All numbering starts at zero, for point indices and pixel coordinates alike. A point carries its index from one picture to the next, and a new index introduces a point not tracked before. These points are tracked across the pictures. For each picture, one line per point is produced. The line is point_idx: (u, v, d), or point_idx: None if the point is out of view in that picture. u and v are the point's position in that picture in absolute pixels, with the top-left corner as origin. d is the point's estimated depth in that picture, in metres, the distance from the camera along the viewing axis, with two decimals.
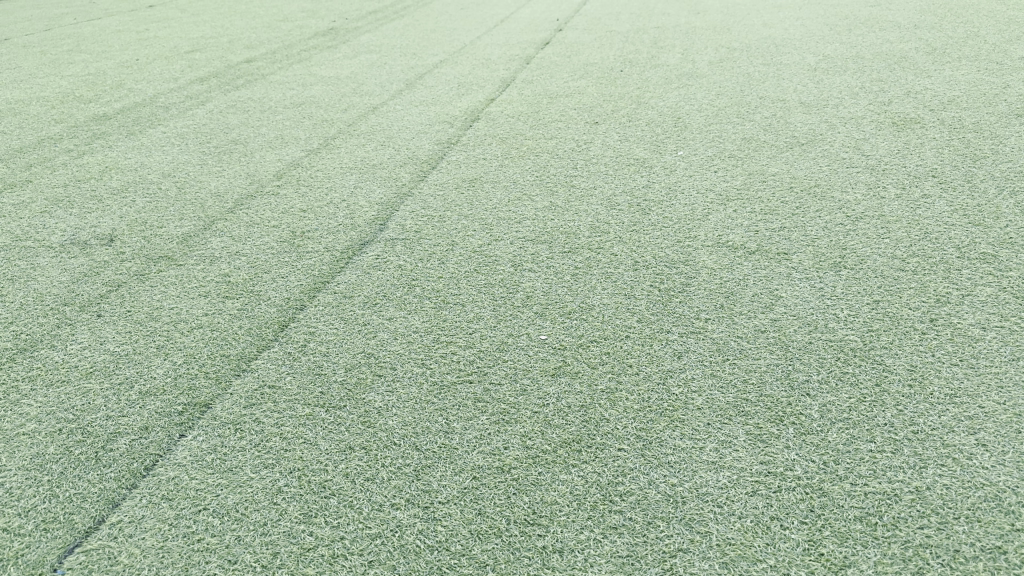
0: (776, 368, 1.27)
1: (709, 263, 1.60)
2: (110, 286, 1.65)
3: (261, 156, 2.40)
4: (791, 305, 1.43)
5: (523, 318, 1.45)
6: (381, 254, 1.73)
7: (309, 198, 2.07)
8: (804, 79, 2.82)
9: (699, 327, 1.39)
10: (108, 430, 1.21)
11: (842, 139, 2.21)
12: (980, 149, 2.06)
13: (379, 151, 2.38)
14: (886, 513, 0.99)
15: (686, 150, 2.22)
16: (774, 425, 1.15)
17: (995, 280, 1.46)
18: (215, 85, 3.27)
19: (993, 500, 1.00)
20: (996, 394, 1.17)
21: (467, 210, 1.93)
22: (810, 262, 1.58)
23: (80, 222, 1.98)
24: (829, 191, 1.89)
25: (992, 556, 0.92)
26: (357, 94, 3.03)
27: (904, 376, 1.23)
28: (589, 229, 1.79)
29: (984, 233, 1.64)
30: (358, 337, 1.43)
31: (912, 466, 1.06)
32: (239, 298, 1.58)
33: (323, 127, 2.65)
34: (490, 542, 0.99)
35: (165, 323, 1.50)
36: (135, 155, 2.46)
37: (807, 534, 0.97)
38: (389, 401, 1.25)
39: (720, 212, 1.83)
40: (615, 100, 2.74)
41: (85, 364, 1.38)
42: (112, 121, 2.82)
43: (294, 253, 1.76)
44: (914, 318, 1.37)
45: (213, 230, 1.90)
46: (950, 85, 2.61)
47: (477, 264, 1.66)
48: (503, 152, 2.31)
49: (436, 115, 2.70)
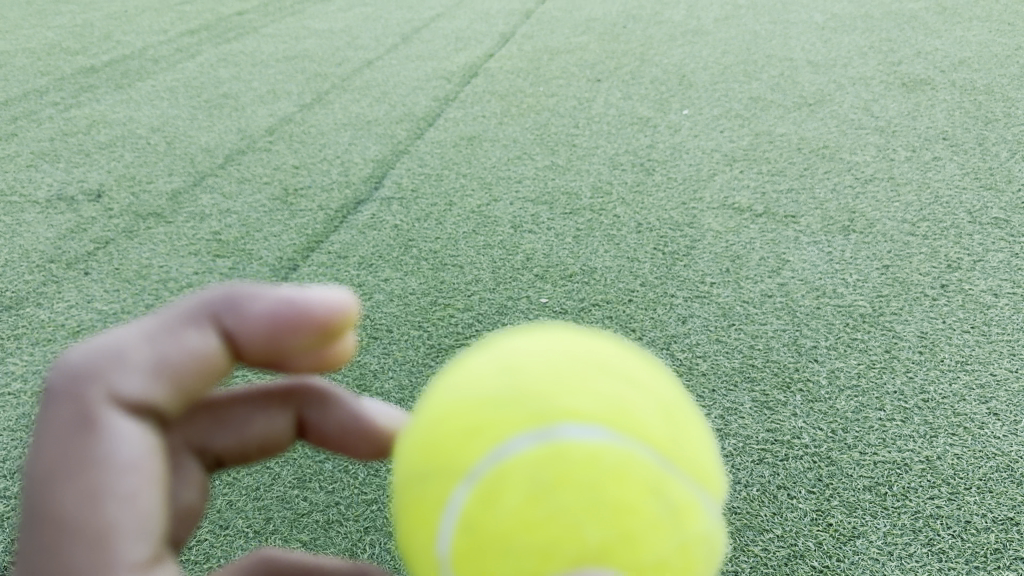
0: (783, 334, 1.23)
1: (714, 226, 1.56)
2: (99, 243, 1.60)
3: (252, 111, 2.33)
4: (799, 270, 1.40)
5: (524, 280, 1.41)
6: (377, 212, 1.68)
7: (302, 154, 2.01)
8: (811, 38, 2.74)
9: (703, 292, 1.35)
10: None
11: (851, 100, 2.15)
12: (991, 112, 2.01)
13: (374, 107, 2.31)
14: (896, 483, 0.97)
15: (692, 109, 2.16)
16: (780, 392, 1.12)
17: (1007, 245, 1.43)
18: (206, 38, 3.17)
19: (1005, 470, 0.98)
20: (1009, 362, 1.15)
21: (465, 168, 1.88)
22: (818, 225, 1.54)
23: (67, 177, 1.92)
24: (836, 153, 1.84)
25: (1004, 527, 0.91)
26: (352, 48, 2.95)
27: (914, 343, 1.19)
28: (591, 190, 1.74)
29: (996, 197, 1.60)
30: (353, 298, 1.38)
31: (922, 435, 1.03)
32: (231, 257, 1.53)
33: (317, 82, 2.58)
34: None
35: (154, 281, 1.46)
36: (123, 109, 2.39)
37: (815, 504, 0.94)
38: (386, 364, 1.22)
39: (725, 172, 1.78)
40: (618, 57, 2.66)
41: (72, 323, 1.35)
42: (100, 74, 2.73)
43: (287, 210, 1.71)
44: (925, 283, 1.34)
45: (204, 186, 1.84)
46: (960, 46, 2.54)
47: (476, 225, 1.62)
48: (502, 109, 2.24)
49: (434, 70, 2.63)
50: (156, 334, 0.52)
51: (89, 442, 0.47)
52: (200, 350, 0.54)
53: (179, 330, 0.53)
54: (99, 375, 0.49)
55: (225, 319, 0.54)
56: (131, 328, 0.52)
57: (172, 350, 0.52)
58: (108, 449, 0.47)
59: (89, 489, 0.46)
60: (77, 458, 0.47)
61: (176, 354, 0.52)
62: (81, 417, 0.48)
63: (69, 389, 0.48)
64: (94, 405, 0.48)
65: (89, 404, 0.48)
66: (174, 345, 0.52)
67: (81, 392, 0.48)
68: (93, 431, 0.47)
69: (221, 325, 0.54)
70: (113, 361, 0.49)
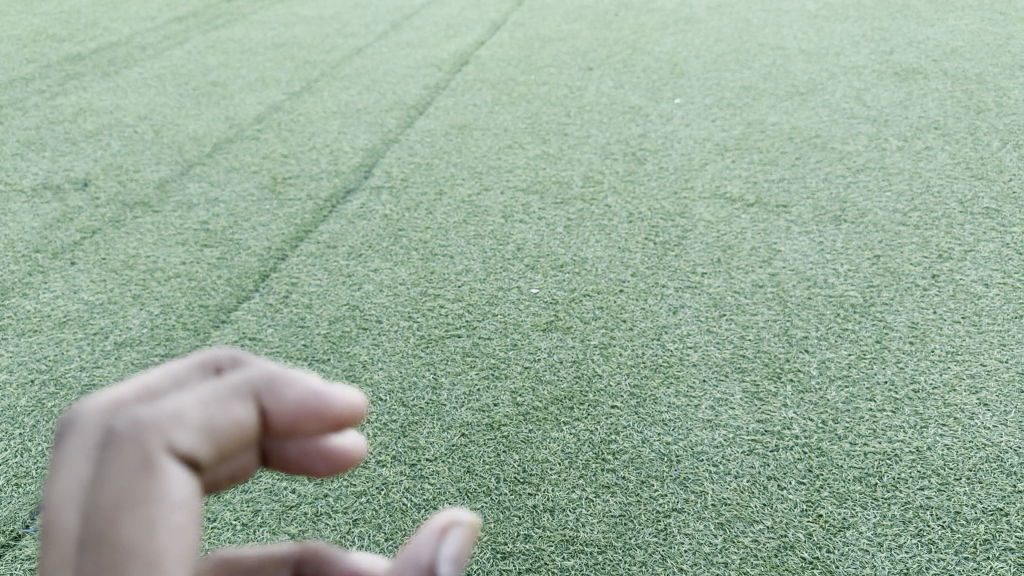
0: (774, 325, 1.23)
1: (706, 216, 1.55)
2: (85, 233, 1.58)
3: (241, 99, 2.31)
4: (790, 260, 1.39)
5: (514, 271, 1.41)
6: (366, 202, 1.67)
7: (290, 142, 1.99)
8: (804, 27, 2.74)
9: (694, 282, 1.35)
10: (81, 382, 1.17)
11: (843, 89, 2.15)
12: (983, 101, 2.01)
13: (364, 95, 2.29)
14: (886, 473, 0.96)
15: (684, 98, 2.14)
16: (770, 382, 1.12)
17: (998, 235, 1.43)
18: (194, 25, 3.14)
19: (994, 461, 0.98)
20: (999, 352, 1.15)
21: (455, 157, 1.86)
22: (809, 215, 1.53)
23: (53, 165, 1.90)
24: (828, 142, 1.83)
25: (994, 518, 0.91)
26: (342, 35, 2.92)
27: (905, 333, 1.19)
28: (582, 179, 1.73)
29: (987, 186, 1.60)
30: (342, 289, 1.37)
31: (913, 426, 1.03)
32: (219, 246, 1.52)
33: (307, 69, 2.55)
34: (479, 501, 0.96)
35: (141, 270, 1.45)
36: (110, 97, 2.36)
37: (805, 495, 0.94)
38: (375, 355, 1.21)
39: (717, 162, 1.77)
40: (610, 45, 2.65)
41: (57, 313, 1.33)
42: (87, 61, 2.70)
43: (276, 199, 1.69)
44: (916, 273, 1.33)
45: (192, 175, 1.83)
46: (952, 34, 2.54)
47: (467, 215, 1.61)
48: (493, 98, 2.22)
49: (424, 58, 2.60)
50: (207, 385, 0.35)
51: (126, 500, 0.31)
52: (253, 418, 0.35)
53: (233, 386, 0.35)
54: (133, 420, 0.32)
55: (288, 376, 0.36)
56: (175, 370, 0.35)
57: (225, 407, 0.35)
58: (149, 507, 0.31)
59: (129, 554, 0.30)
60: (106, 515, 0.31)
61: (227, 415, 0.35)
62: (113, 468, 0.32)
63: (101, 434, 0.33)
64: (127, 456, 0.32)
65: (118, 453, 0.32)
66: (226, 399, 0.35)
67: (117, 439, 0.32)
68: (126, 487, 0.31)
69: (283, 390, 0.36)
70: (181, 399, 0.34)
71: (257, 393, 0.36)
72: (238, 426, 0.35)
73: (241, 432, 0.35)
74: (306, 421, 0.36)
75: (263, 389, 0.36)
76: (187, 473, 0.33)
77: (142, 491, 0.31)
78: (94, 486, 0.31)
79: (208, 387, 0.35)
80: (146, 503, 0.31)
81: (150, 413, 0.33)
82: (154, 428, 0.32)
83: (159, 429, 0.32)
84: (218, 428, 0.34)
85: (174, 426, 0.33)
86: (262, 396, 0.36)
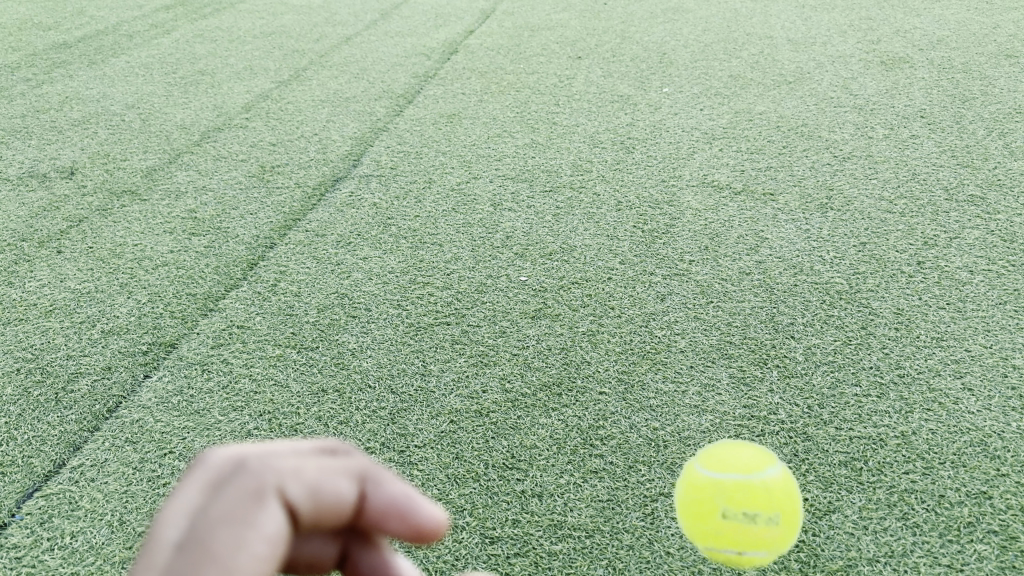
0: (761, 312, 1.24)
1: (694, 204, 1.55)
2: (72, 222, 1.57)
3: (229, 87, 2.30)
4: (777, 247, 1.40)
5: (503, 259, 1.41)
6: (355, 190, 1.67)
7: (279, 131, 1.98)
8: (792, 16, 2.74)
9: (682, 269, 1.35)
10: (68, 370, 1.17)
11: (831, 78, 2.15)
12: (969, 90, 2.02)
13: (353, 84, 2.28)
14: (871, 458, 0.97)
15: (672, 87, 2.15)
16: (757, 368, 1.12)
17: (983, 222, 1.44)
18: (181, 13, 3.12)
19: (979, 445, 0.99)
20: (983, 338, 1.16)
21: (444, 146, 1.86)
22: (796, 203, 1.54)
23: (39, 154, 1.89)
24: (815, 131, 1.84)
25: (978, 500, 0.92)
26: (330, 24, 2.91)
27: (890, 319, 1.20)
28: (571, 167, 1.73)
29: (972, 174, 1.61)
30: (330, 277, 1.37)
31: (897, 411, 1.04)
32: (206, 235, 1.51)
33: (295, 58, 2.54)
34: (468, 486, 0.96)
35: (129, 259, 1.44)
36: (97, 85, 2.35)
37: (791, 480, 0.95)
38: (364, 343, 1.21)
39: (705, 150, 1.78)
40: (599, 34, 2.65)
41: (44, 302, 1.33)
42: (73, 50, 2.68)
43: (264, 188, 1.69)
44: (901, 260, 1.34)
45: (179, 163, 1.82)
46: (939, 24, 2.55)
47: (455, 203, 1.61)
48: (482, 87, 2.22)
49: (413, 46, 2.60)
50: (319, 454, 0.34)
51: (239, 520, 0.29)
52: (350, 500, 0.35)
53: (342, 464, 0.35)
54: (262, 452, 0.32)
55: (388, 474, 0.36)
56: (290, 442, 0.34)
57: (325, 480, 0.34)
58: (254, 534, 0.29)
59: (228, 570, 0.27)
60: (219, 525, 0.28)
61: (329, 489, 0.34)
62: (233, 485, 0.30)
63: (226, 459, 0.30)
64: (248, 481, 0.30)
65: (241, 475, 0.30)
66: (330, 473, 0.34)
67: (241, 464, 0.30)
68: (239, 510, 0.29)
69: (384, 482, 0.36)
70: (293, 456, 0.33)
71: (355, 479, 0.35)
72: (330, 503, 0.34)
73: (331, 513, 0.34)
74: (389, 521, 0.35)
75: (361, 476, 0.35)
76: (285, 524, 0.31)
77: (254, 518, 0.30)
78: (214, 494, 0.29)
79: (318, 456, 0.34)
80: (254, 530, 0.29)
81: (272, 455, 0.32)
82: (276, 467, 0.32)
83: (276, 472, 0.32)
84: (316, 497, 0.33)
85: (290, 475, 0.32)
86: (357, 482, 0.35)
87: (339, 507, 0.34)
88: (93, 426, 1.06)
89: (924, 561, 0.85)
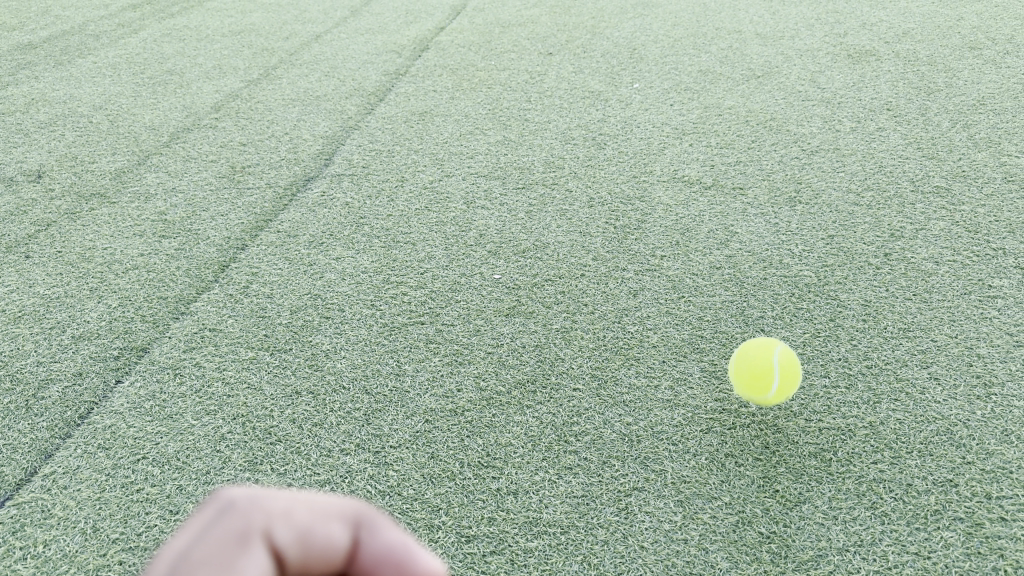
0: (731, 305, 1.25)
1: (665, 199, 1.57)
2: (40, 226, 1.55)
3: (198, 87, 2.27)
4: (747, 241, 1.42)
5: (476, 257, 1.41)
6: (327, 190, 1.66)
7: (249, 131, 1.97)
8: (760, 10, 2.76)
9: (654, 264, 1.37)
10: (38, 377, 1.15)
11: (798, 72, 2.18)
12: (934, 82, 2.05)
13: (323, 82, 2.27)
14: (840, 448, 0.99)
15: (643, 82, 2.16)
16: (728, 362, 1.14)
17: (947, 214, 1.47)
18: (148, 12, 3.08)
19: (945, 434, 1.01)
20: (949, 328, 1.18)
21: (416, 144, 1.86)
22: (765, 197, 1.56)
23: (5, 158, 1.86)
24: (784, 125, 1.86)
25: (944, 488, 0.94)
26: (299, 22, 2.89)
27: (858, 311, 1.22)
28: (543, 164, 1.74)
29: (937, 166, 1.64)
30: (303, 278, 1.37)
31: (866, 402, 1.06)
32: (177, 237, 1.50)
33: (264, 56, 2.52)
34: (443, 485, 0.97)
35: (99, 263, 1.43)
36: (63, 86, 2.31)
37: (762, 471, 0.97)
38: (337, 343, 1.21)
39: (675, 146, 1.79)
40: (570, 30, 2.65)
41: (12, 308, 1.31)
42: (38, 50, 2.64)
43: (235, 189, 1.67)
44: (869, 253, 1.37)
45: (149, 165, 1.80)
46: (904, 17, 2.58)
47: (428, 201, 1.61)
48: (454, 84, 2.22)
49: (384, 44, 2.59)
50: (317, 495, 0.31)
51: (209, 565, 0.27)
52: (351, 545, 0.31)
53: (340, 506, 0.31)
54: (250, 496, 0.30)
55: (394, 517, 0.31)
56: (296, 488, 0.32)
57: (323, 523, 0.31)
58: None
59: None
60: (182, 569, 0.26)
61: (323, 533, 0.30)
62: (212, 528, 0.28)
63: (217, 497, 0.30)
64: (227, 523, 0.29)
65: (221, 517, 0.29)
66: (326, 516, 0.31)
67: (225, 508, 0.29)
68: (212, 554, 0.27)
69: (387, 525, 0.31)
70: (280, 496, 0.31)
71: (358, 521, 0.31)
72: (322, 551, 0.30)
73: (329, 561, 0.30)
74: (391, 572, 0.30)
75: (362, 519, 0.31)
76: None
77: (231, 563, 0.28)
78: (192, 536, 0.27)
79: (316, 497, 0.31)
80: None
81: (263, 500, 0.30)
82: (262, 509, 0.30)
83: (262, 514, 0.30)
84: (309, 544, 0.30)
85: (277, 518, 0.30)
86: (361, 525, 0.31)
87: (336, 553, 0.30)
88: (65, 433, 1.05)
89: (891, 549, 0.87)
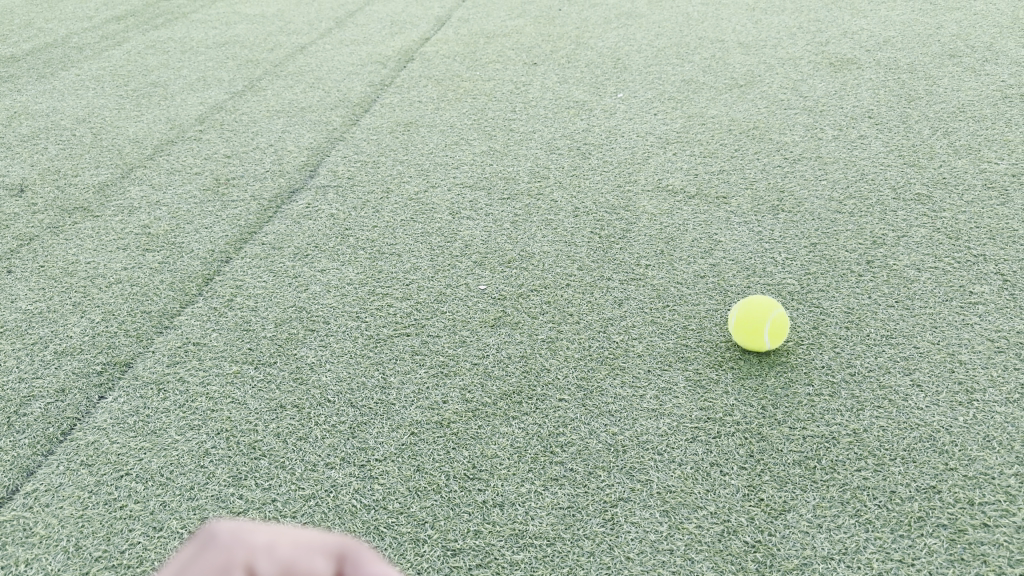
0: (715, 314, 1.26)
1: (649, 208, 1.57)
2: (22, 241, 1.54)
3: (182, 99, 2.27)
4: (731, 250, 1.42)
5: (462, 268, 1.41)
6: (312, 202, 1.66)
7: (233, 143, 1.96)
8: (743, 19, 2.78)
9: (639, 274, 1.37)
10: (20, 393, 1.14)
11: (781, 80, 2.19)
12: (914, 90, 2.07)
13: (308, 93, 2.27)
14: (824, 456, 1.00)
15: (627, 92, 2.17)
16: (712, 370, 1.14)
17: (929, 221, 1.48)
18: (133, 25, 3.07)
19: (927, 440, 1.01)
20: (931, 334, 1.19)
21: (401, 155, 1.86)
22: (748, 205, 1.57)
23: None
24: (767, 133, 1.87)
25: (927, 495, 0.94)
26: (284, 33, 2.89)
27: (841, 319, 1.23)
28: (528, 174, 1.74)
29: (919, 173, 1.65)
30: (288, 290, 1.36)
31: (849, 409, 1.06)
32: (161, 250, 1.49)
33: (249, 68, 2.52)
34: (429, 498, 0.96)
35: (82, 277, 1.42)
36: (46, 99, 2.30)
37: (747, 480, 0.97)
38: (322, 356, 1.21)
39: (660, 155, 1.80)
40: (554, 41, 2.66)
41: None
42: (20, 63, 2.62)
43: (219, 201, 1.67)
44: (851, 260, 1.38)
45: (133, 178, 1.79)
46: (885, 25, 2.61)
47: (414, 212, 1.61)
48: (439, 94, 2.22)
49: (369, 55, 2.59)
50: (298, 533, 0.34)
51: None
52: None
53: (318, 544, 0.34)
54: (237, 533, 0.33)
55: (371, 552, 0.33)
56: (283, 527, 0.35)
57: (303, 558, 0.33)
58: None
59: None
60: None
61: (305, 566, 0.33)
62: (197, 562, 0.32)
63: (209, 538, 0.33)
64: (211, 558, 0.32)
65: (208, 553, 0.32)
66: (310, 553, 0.33)
67: (213, 545, 0.33)
68: None
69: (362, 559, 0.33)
70: (261, 533, 0.34)
71: (339, 556, 0.33)
72: None
73: None
74: None
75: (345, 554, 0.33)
76: None
77: None
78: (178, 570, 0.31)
79: (301, 536, 0.34)
80: None
81: (247, 536, 0.33)
82: (246, 546, 0.33)
83: (247, 551, 0.33)
84: None
85: (261, 553, 0.33)
86: (340, 560, 0.33)
87: None
88: (47, 450, 1.04)
89: (876, 557, 0.87)
